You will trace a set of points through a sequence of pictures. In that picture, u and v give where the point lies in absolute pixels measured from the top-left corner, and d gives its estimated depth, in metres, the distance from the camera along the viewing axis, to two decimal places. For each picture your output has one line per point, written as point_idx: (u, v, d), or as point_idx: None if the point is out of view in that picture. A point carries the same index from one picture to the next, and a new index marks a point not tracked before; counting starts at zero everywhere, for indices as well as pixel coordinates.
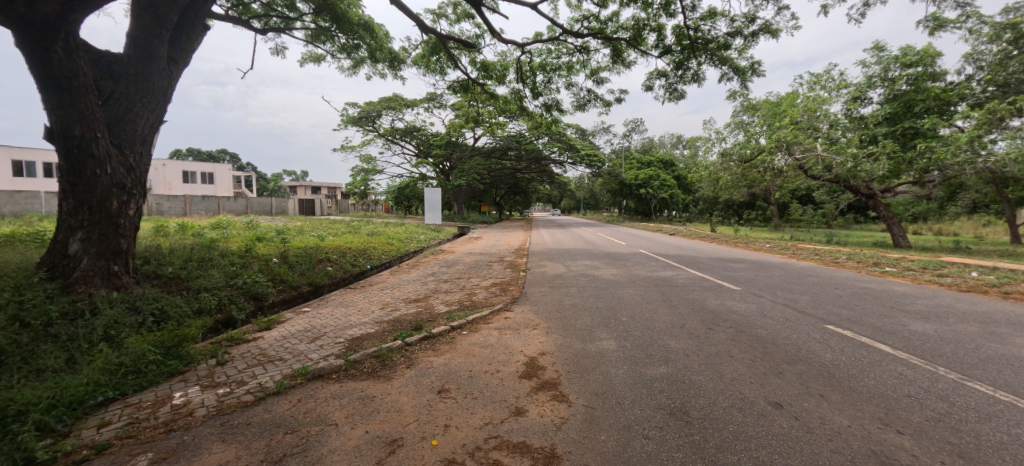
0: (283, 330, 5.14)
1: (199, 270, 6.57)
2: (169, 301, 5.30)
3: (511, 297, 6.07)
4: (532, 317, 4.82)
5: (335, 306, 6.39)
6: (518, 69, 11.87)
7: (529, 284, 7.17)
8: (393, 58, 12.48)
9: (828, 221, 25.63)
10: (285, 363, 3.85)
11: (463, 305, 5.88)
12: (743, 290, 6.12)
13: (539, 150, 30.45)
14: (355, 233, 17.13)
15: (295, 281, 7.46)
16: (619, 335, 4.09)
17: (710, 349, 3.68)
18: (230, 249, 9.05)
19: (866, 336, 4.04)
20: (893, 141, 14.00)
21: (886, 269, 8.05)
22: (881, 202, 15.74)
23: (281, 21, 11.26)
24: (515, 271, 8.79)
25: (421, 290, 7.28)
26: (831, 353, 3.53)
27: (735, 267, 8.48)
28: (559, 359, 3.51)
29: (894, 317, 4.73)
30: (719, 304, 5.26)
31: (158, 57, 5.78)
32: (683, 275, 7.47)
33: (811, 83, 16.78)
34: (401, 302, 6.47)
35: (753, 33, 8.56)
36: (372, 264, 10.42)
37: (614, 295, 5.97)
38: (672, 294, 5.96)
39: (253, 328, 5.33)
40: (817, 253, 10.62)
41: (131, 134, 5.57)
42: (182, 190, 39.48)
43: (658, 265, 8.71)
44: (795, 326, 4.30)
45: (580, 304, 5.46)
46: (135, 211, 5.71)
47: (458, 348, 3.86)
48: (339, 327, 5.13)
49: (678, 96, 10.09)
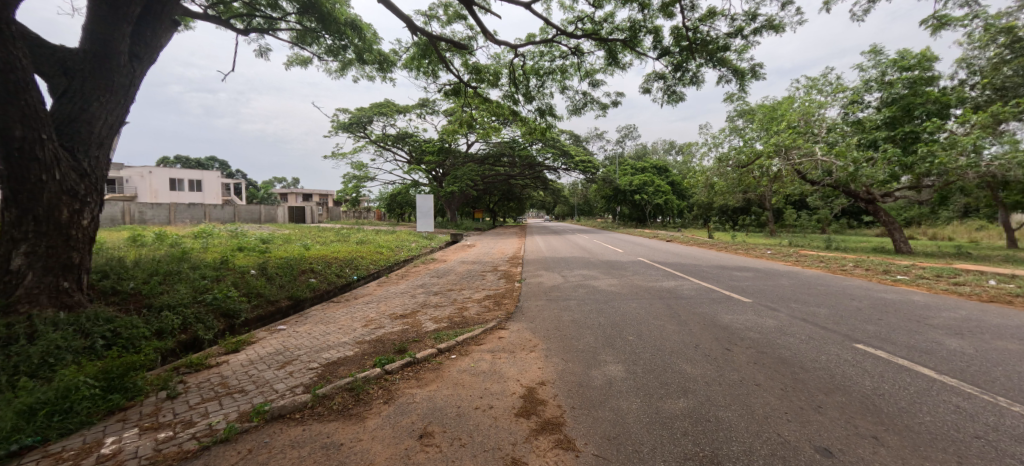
0: (251, 353, 4.62)
1: (165, 284, 6.02)
2: (125, 321, 4.75)
3: (506, 313, 5.59)
4: (528, 337, 4.35)
5: (314, 323, 5.86)
6: (511, 73, 11.51)
7: (525, 296, 6.71)
8: (383, 61, 12.09)
9: (824, 227, 25.52)
10: (246, 397, 3.34)
11: (453, 322, 5.38)
12: (754, 302, 5.72)
13: (533, 156, 30.18)
14: (344, 241, 16.58)
15: (273, 295, 6.93)
16: (627, 359, 3.62)
17: (732, 376, 3.23)
18: (205, 260, 8.45)
19: (902, 357, 3.62)
20: (893, 146, 13.82)
21: (897, 278, 7.72)
22: (880, 207, 15.55)
23: (265, 21, 10.81)
24: (510, 282, 8.33)
25: (409, 304, 6.76)
26: (871, 381, 3.10)
27: (740, 276, 8.10)
28: (562, 391, 3.03)
29: (925, 332, 4.34)
30: (732, 319, 4.84)
31: (118, 52, 5.28)
32: (688, 285, 7.06)
33: (808, 86, 16.74)
34: (386, 318, 5.95)
35: (753, 33, 8.27)
36: (359, 275, 9.90)
37: (617, 309, 5.53)
38: (679, 307, 5.54)
39: (219, 350, 4.80)
40: (822, 260, 10.26)
41: (86, 136, 5.05)
42: (169, 198, 38.60)
43: (659, 275, 8.31)
44: (821, 347, 3.87)
45: (580, 319, 5.01)
46: (91, 221, 5.19)
47: (446, 377, 3.37)
48: (316, 349, 4.61)
49: (677, 99, 9.77)
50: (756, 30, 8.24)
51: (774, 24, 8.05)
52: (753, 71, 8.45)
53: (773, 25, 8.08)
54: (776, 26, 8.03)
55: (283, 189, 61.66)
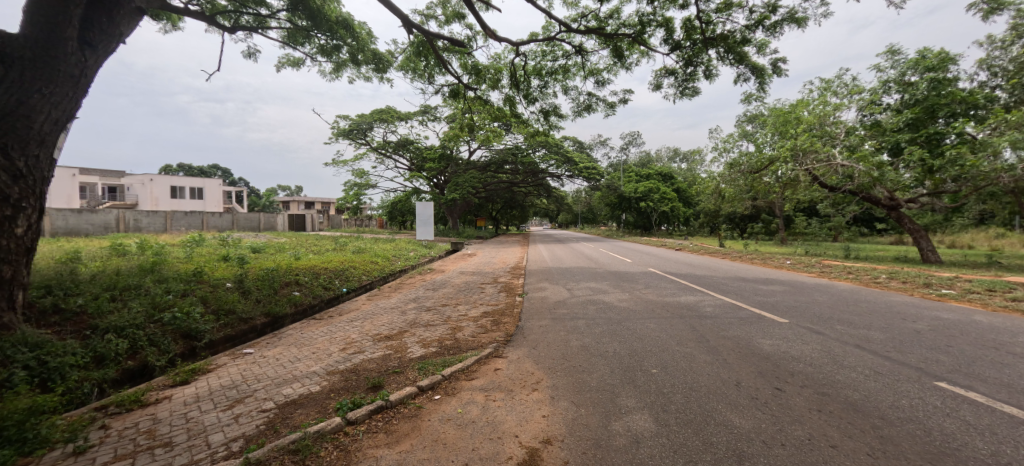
0: (202, 385, 3.92)
1: (119, 300, 5.33)
2: (58, 347, 4.06)
3: (505, 336, 4.84)
4: (530, 370, 3.59)
5: (286, 346, 5.14)
6: (511, 74, 10.89)
7: (527, 314, 5.95)
8: (379, 62, 11.50)
9: (837, 235, 24.64)
10: (167, 457, 2.61)
11: (443, 346, 4.62)
12: (792, 323, 4.93)
13: (536, 163, 29.60)
14: (340, 250, 15.84)
15: (247, 313, 6.23)
16: (654, 405, 2.86)
17: (796, 433, 2.47)
18: (179, 271, 7.76)
19: (1004, 401, 2.86)
20: (919, 148, 13.00)
21: (941, 292, 6.93)
22: (903, 213, 14.67)
23: (254, 20, 10.29)
24: (510, 296, 7.59)
25: (396, 322, 6.02)
26: (985, 442, 2.35)
27: (765, 290, 7.31)
28: (572, 455, 2.28)
29: (1015, 365, 3.55)
30: (772, 346, 4.08)
31: (66, 38, 4.66)
32: (709, 301, 6.29)
33: (822, 88, 15.99)
34: (368, 340, 5.20)
35: (774, 25, 7.61)
36: (348, 286, 9.19)
37: (633, 331, 4.78)
38: (704, 329, 4.77)
39: (166, 381, 4.10)
40: (850, 271, 9.44)
41: (24, 133, 4.41)
42: (170, 206, 38.28)
43: (675, 288, 7.53)
44: (897, 386, 3.10)
45: (591, 345, 4.26)
46: (27, 229, 4.53)
47: (424, 431, 2.62)
48: (278, 382, 3.87)
49: (690, 94, 9.12)
50: (778, 22, 7.57)
51: (796, 16, 7.37)
52: (774, 67, 7.74)
53: (796, 18, 7.39)
54: (800, 17, 7.34)
55: (285, 197, 61.26)
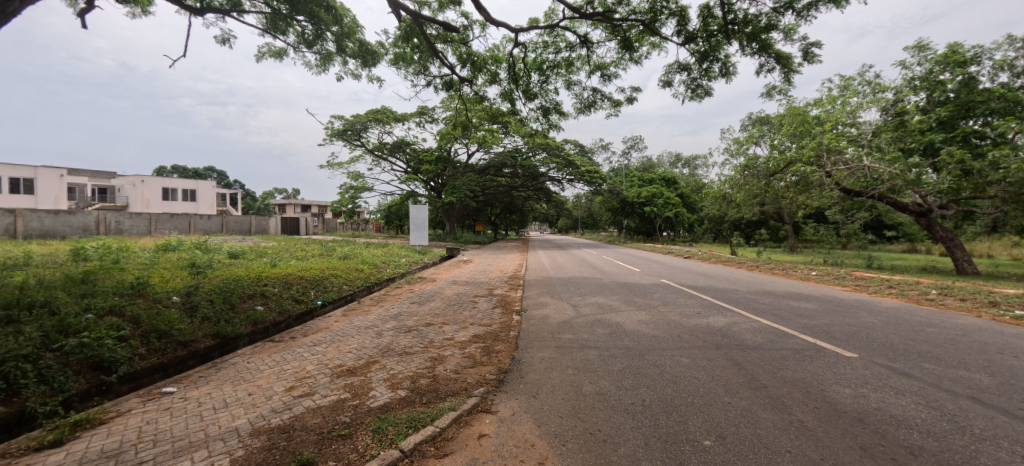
0: (77, 452, 2.84)
1: (11, 324, 4.23)
2: None
3: (497, 373, 3.76)
4: (528, 440, 2.51)
5: (218, 384, 4.05)
6: (510, 67, 9.88)
7: (525, 340, 4.85)
8: (367, 53, 10.52)
9: (849, 243, 23.54)
10: None
11: (416, 389, 3.52)
12: (863, 358, 3.87)
13: (536, 166, 28.50)
14: (327, 256, 14.75)
15: (187, 335, 5.13)
16: None
17: None
18: (121, 281, 6.67)
19: None
20: (956, 149, 11.87)
21: (1014, 313, 5.80)
22: (934, 220, 13.47)
23: (228, 3, 9.31)
24: (506, 314, 6.49)
25: (367, 348, 4.95)
26: None
27: (804, 309, 6.20)
28: None
29: None
30: (857, 398, 3.00)
31: None
32: (744, 324, 5.23)
33: (842, 86, 15.00)
34: (325, 374, 4.12)
35: (808, 6, 6.62)
36: (324, 299, 8.11)
37: (662, 369, 3.69)
38: (755, 367, 3.69)
39: (36, 441, 3.00)
40: (889, 284, 8.37)
41: None
42: (161, 208, 37.23)
43: (697, 307, 6.42)
44: None
45: (612, 394, 3.19)
46: None
47: None
48: (177, 447, 2.79)
49: (702, 93, 8.13)
50: (811, 3, 6.58)
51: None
52: (806, 54, 6.74)
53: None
54: None
55: (281, 201, 60.22)
